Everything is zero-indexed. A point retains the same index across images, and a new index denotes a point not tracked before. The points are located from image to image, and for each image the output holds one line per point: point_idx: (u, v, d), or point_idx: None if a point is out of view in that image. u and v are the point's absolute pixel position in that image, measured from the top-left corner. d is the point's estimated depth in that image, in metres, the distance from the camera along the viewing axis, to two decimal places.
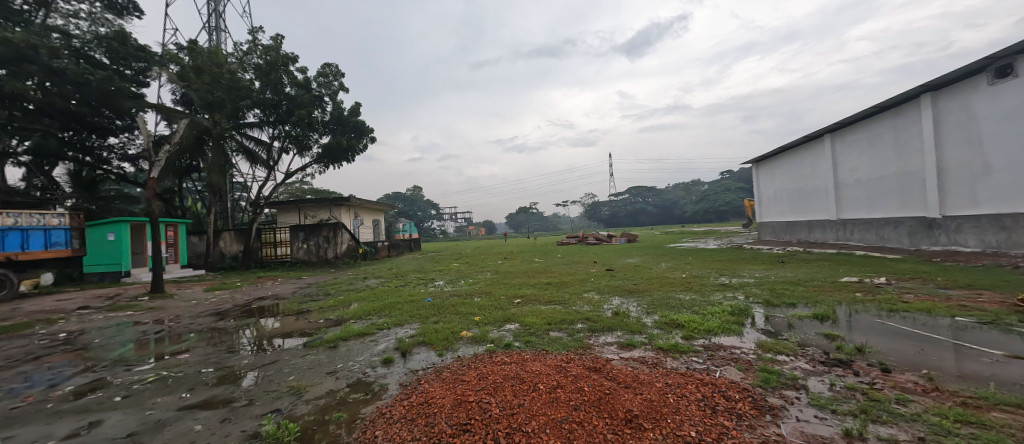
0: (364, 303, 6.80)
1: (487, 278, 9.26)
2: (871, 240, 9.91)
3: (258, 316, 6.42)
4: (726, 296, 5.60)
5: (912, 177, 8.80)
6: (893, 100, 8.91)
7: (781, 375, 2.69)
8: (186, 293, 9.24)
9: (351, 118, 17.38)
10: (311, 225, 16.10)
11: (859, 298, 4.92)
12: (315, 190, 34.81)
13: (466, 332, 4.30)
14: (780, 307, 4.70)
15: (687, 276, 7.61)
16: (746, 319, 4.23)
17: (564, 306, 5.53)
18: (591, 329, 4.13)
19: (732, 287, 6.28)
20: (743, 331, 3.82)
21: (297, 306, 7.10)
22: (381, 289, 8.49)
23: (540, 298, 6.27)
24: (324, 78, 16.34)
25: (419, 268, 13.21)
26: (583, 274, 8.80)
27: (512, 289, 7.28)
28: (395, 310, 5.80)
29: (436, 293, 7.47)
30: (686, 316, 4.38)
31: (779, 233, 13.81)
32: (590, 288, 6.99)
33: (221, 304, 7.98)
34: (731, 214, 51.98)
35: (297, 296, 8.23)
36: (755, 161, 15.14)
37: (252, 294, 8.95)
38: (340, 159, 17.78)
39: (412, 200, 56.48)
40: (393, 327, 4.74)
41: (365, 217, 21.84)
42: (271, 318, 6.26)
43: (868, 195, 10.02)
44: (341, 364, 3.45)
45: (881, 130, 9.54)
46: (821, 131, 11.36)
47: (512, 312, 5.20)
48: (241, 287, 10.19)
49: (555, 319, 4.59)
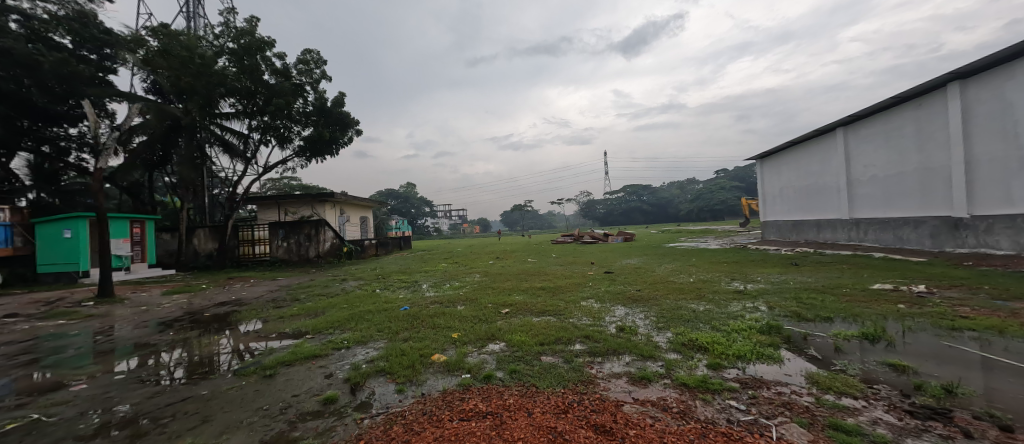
0: (331, 312, 5.95)
1: (476, 281, 8.45)
2: (887, 241, 9.26)
3: (207, 327, 5.54)
4: (747, 307, 4.82)
5: (936, 174, 8.13)
6: (916, 89, 8.22)
7: (865, 436, 1.92)
8: (139, 297, 8.31)
9: (335, 109, 16.44)
10: (291, 223, 15.19)
11: (906, 311, 4.17)
12: (303, 186, 33.66)
13: (438, 355, 3.49)
14: (814, 323, 3.94)
15: (695, 281, 6.86)
16: (781, 339, 3.46)
17: (559, 319, 4.73)
18: (593, 352, 3.35)
19: (750, 295, 5.51)
20: (783, 358, 3.04)
21: (255, 315, 6.23)
22: (356, 294, 7.64)
23: (532, 307, 5.46)
24: (305, 66, 15.41)
25: (405, 269, 12.35)
26: (581, 278, 8.02)
27: (501, 295, 6.47)
28: (363, 322, 4.97)
29: (415, 300, 6.63)
30: (708, 336, 3.61)
31: (785, 232, 13.15)
32: (589, 295, 6.20)
33: (173, 311, 7.08)
34: (727, 213, 51.65)
35: (260, 301, 7.34)
36: (759, 157, 14.47)
37: (213, 298, 8.04)
38: (323, 153, 16.87)
39: (406, 197, 55.51)
40: (355, 346, 3.93)
41: (351, 214, 20.85)
42: (242, 324, 5.67)
43: (885, 192, 9.34)
44: (267, 407, 2.62)
45: (901, 122, 8.85)
46: (833, 125, 10.67)
47: (499, 326, 4.41)
48: (205, 289, 9.27)
49: (550, 337, 3.82)
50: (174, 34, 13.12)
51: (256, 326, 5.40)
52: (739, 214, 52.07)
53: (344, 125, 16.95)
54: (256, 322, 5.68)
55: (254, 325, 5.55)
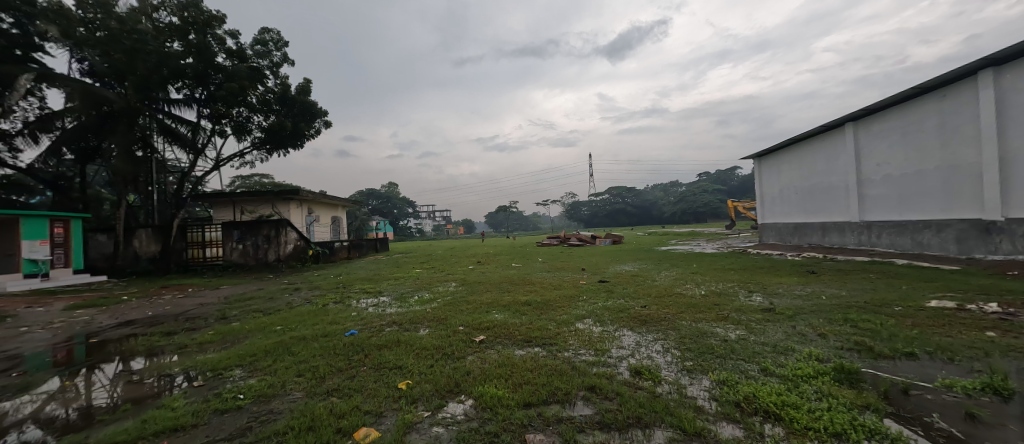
0: (254, 338, 4.57)
1: (450, 293, 7.17)
2: (904, 246, 8.45)
3: (65, 367, 3.99)
4: (790, 334, 3.74)
5: (964, 172, 7.34)
6: (941, 77, 7.42)
7: None
8: (31, 314, 6.74)
9: (299, 97, 14.91)
10: (247, 223, 13.57)
11: (1008, 344, 3.14)
12: (274, 184, 31.66)
13: (367, 428, 2.24)
14: (897, 365, 2.88)
15: (707, 293, 5.81)
16: (875, 395, 2.37)
17: (550, 352, 3.52)
18: (605, 423, 2.18)
19: (784, 315, 4.41)
20: (907, 438, 1.93)
21: (158, 341, 4.82)
22: (303, 308, 6.27)
23: (514, 332, 4.22)
24: (263, 47, 13.87)
25: (373, 275, 10.96)
26: (573, 288, 6.88)
27: (477, 313, 5.26)
28: (285, 357, 3.64)
29: (369, 319, 5.29)
30: (770, 391, 2.47)
31: (786, 235, 12.36)
32: (585, 312, 5.06)
33: (56, 336, 5.53)
34: (709, 216, 52.02)
35: (175, 321, 5.85)
36: (758, 155, 13.66)
37: (124, 315, 6.56)
38: (286, 144, 15.41)
39: (387, 198, 53.87)
40: (250, 408, 2.62)
41: (321, 213, 19.21)
42: (134, 355, 4.27)
43: (900, 192, 8.53)
44: None
45: (920, 115, 8.05)
46: (841, 120, 9.87)
47: (468, 367, 3.16)
48: (124, 302, 7.74)
49: (540, 391, 2.62)
50: (104, 4, 11.31)
51: (145, 361, 3.98)
52: (722, 216, 52.42)
53: (310, 115, 15.41)
54: (148, 355, 4.23)
55: (149, 357, 4.16)
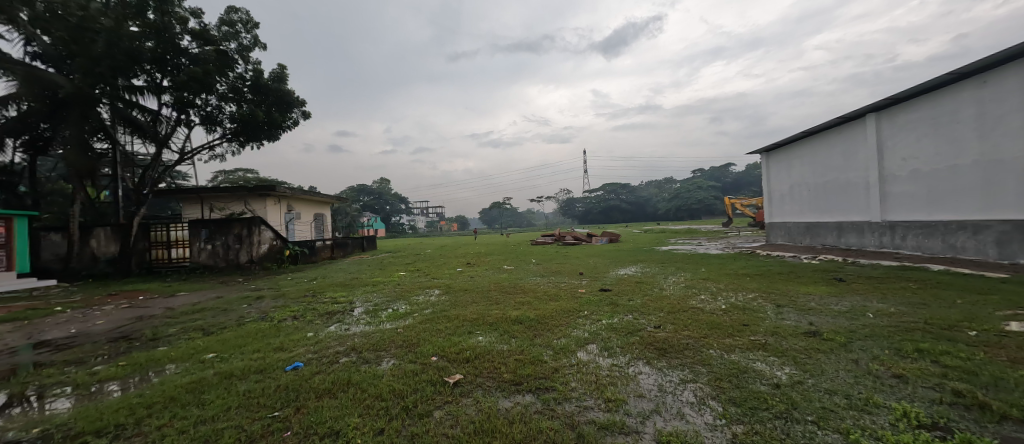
0: (174, 371, 3.61)
1: (431, 304, 6.20)
2: (933, 249, 7.71)
3: None
4: (859, 374, 2.87)
5: (1008, 168, 6.57)
6: (982, 61, 6.62)
7: None
8: None
9: (274, 85, 13.81)
10: (217, 221, 12.47)
11: None
12: (257, 179, 30.25)
13: None
14: None
15: (733, 309, 4.93)
16: None
17: (549, 405, 2.61)
18: None
19: (835, 342, 3.56)
20: None
21: (52, 374, 3.81)
22: (255, 326, 5.31)
23: (501, 367, 3.29)
24: (231, 29, 12.75)
25: (350, 280, 9.93)
26: (572, 300, 5.94)
27: (457, 336, 4.32)
28: (189, 412, 2.68)
29: (327, 342, 4.34)
30: None
31: (796, 236, 11.63)
32: (589, 336, 4.14)
33: None
34: (703, 213, 51.63)
35: (94, 343, 4.85)
36: (767, 150, 12.85)
37: (39, 335, 5.51)
38: (261, 136, 14.35)
39: (379, 193, 52.72)
40: None
41: (302, 210, 18.11)
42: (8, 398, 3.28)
43: (930, 189, 7.76)
44: None
45: (956, 104, 7.25)
46: (862, 110, 9.05)
47: (431, 436, 2.26)
48: (50, 316, 6.65)
49: None
50: None
51: (12, 410, 3.00)
52: (716, 212, 52.09)
53: (286, 104, 14.29)
54: (28, 397, 3.26)
55: (27, 401, 3.19)
